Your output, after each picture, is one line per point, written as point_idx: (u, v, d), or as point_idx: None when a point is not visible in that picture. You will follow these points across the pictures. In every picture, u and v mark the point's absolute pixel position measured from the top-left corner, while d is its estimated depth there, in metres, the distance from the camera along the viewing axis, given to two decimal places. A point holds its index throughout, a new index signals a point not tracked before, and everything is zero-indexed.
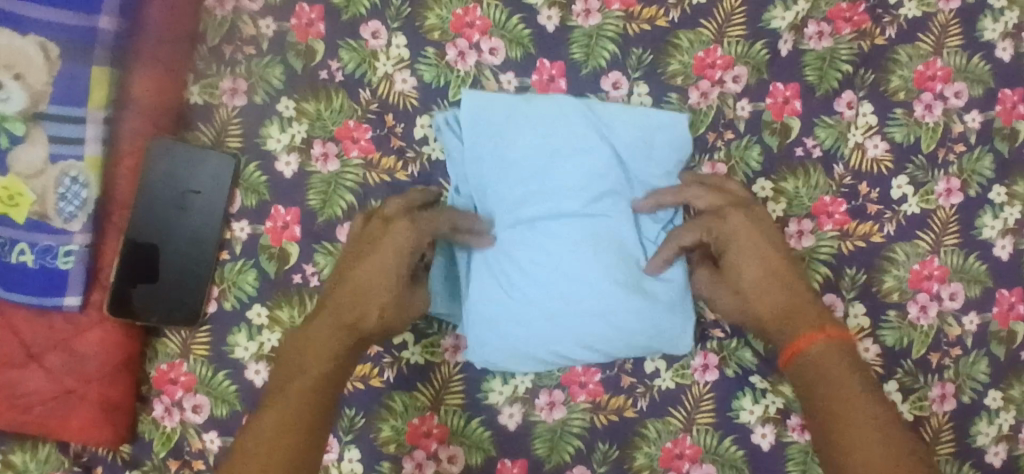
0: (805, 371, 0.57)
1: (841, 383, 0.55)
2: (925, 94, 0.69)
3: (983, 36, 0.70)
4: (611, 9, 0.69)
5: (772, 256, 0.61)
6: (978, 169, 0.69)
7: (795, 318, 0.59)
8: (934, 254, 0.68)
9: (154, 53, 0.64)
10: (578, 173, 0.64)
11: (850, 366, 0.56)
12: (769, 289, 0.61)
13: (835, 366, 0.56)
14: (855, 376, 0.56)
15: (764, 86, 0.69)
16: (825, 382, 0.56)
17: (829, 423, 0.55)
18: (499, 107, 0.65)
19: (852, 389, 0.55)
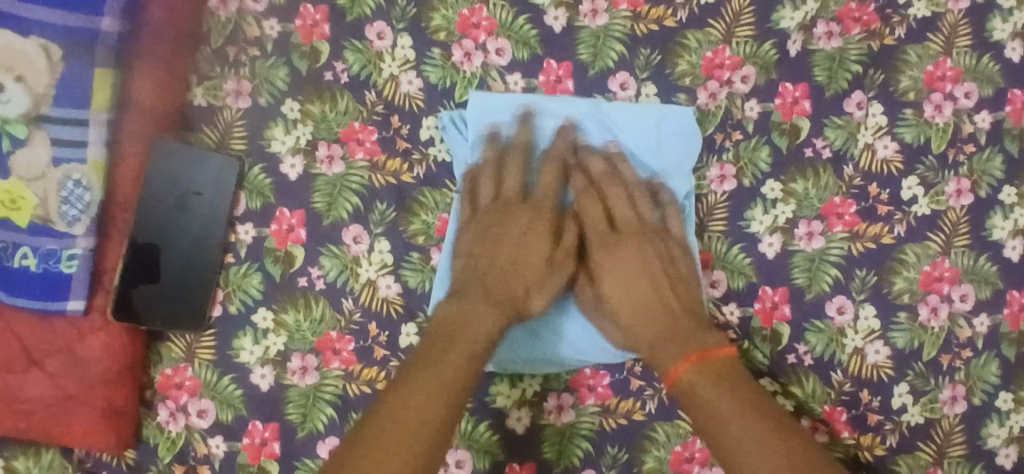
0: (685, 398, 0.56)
1: (720, 405, 0.53)
2: (935, 95, 0.69)
3: (992, 36, 0.69)
4: (618, 9, 0.68)
5: (629, 276, 0.61)
6: (988, 169, 0.69)
7: (673, 338, 0.58)
8: (945, 255, 0.67)
9: (156, 54, 0.63)
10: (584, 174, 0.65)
11: (718, 381, 0.55)
12: (637, 310, 0.61)
13: (707, 386, 0.55)
14: (735, 400, 0.53)
15: (773, 86, 0.68)
16: (706, 408, 0.54)
17: (724, 454, 0.53)
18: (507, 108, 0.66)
19: (737, 414, 0.53)
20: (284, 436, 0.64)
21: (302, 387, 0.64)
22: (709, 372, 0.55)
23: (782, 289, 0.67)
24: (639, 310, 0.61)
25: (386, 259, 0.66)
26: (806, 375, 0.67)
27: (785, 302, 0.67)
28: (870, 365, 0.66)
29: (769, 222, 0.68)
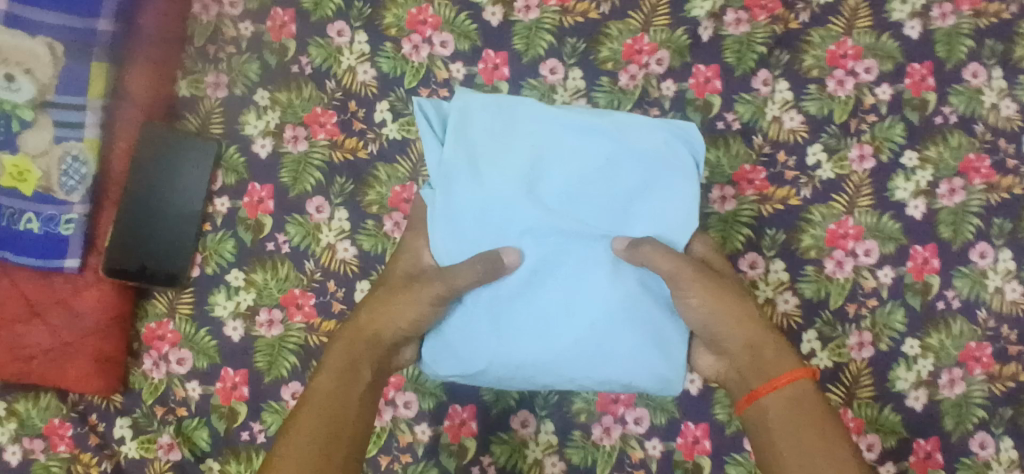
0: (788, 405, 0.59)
1: (796, 421, 0.58)
2: (838, 71, 0.76)
3: (891, 16, 0.76)
4: (548, 4, 0.77)
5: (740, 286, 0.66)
6: (889, 136, 0.75)
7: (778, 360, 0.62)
8: (849, 215, 0.74)
9: (147, 52, 0.74)
10: (575, 181, 0.63)
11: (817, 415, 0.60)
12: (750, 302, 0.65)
13: (787, 408, 0.59)
14: (802, 412, 0.59)
15: (687, 68, 0.76)
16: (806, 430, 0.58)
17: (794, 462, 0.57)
18: (503, 104, 0.64)
19: (816, 436, 0.57)
20: (253, 381, 0.72)
21: (269, 338, 0.73)
22: (791, 394, 0.60)
23: None
24: (738, 320, 0.62)
25: (345, 226, 0.74)
26: None
27: None
28: (780, 313, 0.74)
29: None
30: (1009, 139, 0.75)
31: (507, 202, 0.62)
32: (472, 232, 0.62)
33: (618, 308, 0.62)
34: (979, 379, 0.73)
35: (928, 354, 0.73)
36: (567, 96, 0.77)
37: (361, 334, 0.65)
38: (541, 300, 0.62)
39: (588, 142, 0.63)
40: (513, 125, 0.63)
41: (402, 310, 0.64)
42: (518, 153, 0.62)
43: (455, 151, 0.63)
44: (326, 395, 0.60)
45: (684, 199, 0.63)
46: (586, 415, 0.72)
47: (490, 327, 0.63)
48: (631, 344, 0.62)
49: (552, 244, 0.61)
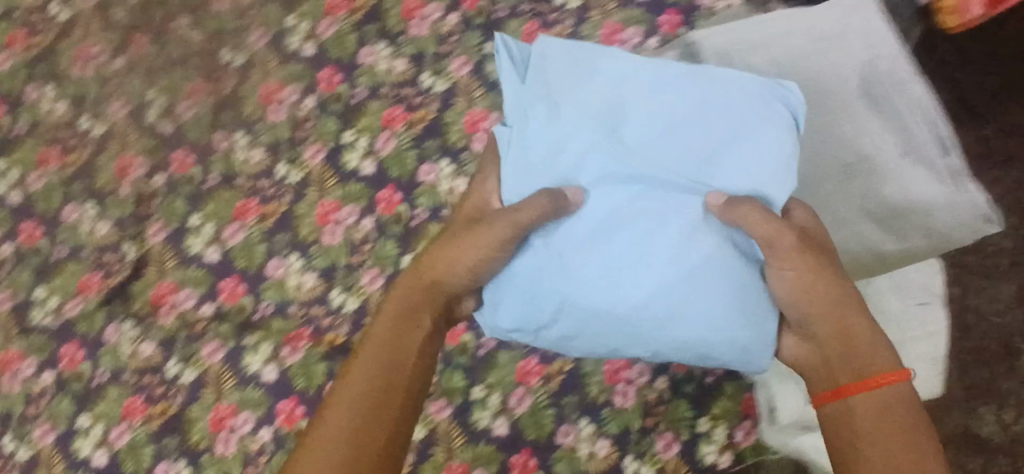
0: (861, 406, 0.60)
1: (881, 430, 0.58)
2: (273, 104, 0.96)
3: (290, 47, 0.98)
4: (50, 167, 0.99)
5: (834, 270, 0.66)
6: (327, 130, 0.96)
7: (852, 343, 0.63)
8: (325, 195, 0.94)
9: None
10: (652, 134, 0.66)
11: (887, 409, 0.59)
12: (827, 292, 0.64)
13: (866, 415, 0.60)
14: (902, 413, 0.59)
15: (166, 158, 0.96)
16: (889, 432, 0.58)
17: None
18: (599, 59, 0.68)
19: (895, 448, 0.57)
20: None
21: None
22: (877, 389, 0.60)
23: (230, 277, 0.92)
24: (825, 303, 0.64)
25: None
26: (271, 320, 0.91)
27: (239, 283, 0.92)
28: (307, 289, 0.91)
29: (203, 241, 0.93)
30: (407, 85, 0.97)
31: (577, 157, 0.67)
32: (534, 170, 0.68)
33: (675, 280, 0.64)
34: None
35: None
36: (90, 224, 0.96)
37: (423, 280, 0.71)
38: (623, 272, 0.64)
39: (659, 100, 0.67)
40: (594, 80, 0.68)
41: (460, 259, 0.69)
42: (601, 94, 0.67)
43: (535, 87, 0.69)
44: (378, 346, 0.67)
45: (772, 159, 0.65)
46: (204, 441, 0.90)
47: (561, 295, 0.65)
48: (717, 294, 0.64)
49: (619, 204, 0.65)
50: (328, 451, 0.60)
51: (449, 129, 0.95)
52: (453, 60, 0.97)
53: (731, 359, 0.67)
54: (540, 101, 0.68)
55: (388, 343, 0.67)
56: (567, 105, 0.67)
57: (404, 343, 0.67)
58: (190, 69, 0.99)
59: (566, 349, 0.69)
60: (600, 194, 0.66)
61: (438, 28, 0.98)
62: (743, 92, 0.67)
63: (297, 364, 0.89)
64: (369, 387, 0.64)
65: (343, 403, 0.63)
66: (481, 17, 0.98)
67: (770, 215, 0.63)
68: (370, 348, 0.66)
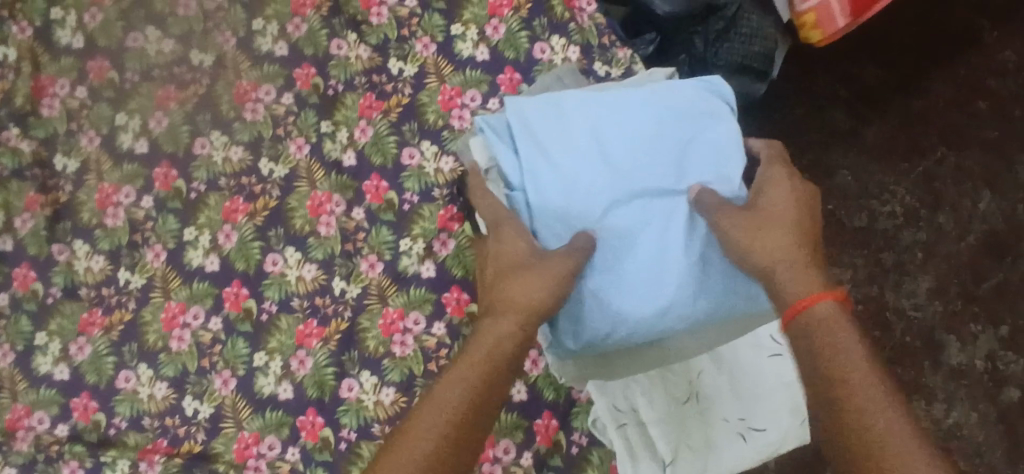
0: (813, 332, 0.68)
1: (841, 354, 0.66)
2: (110, 208, 0.95)
3: (123, 146, 0.97)
4: None
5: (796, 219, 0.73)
6: (167, 228, 0.94)
7: (802, 279, 0.70)
8: (170, 299, 0.92)
9: None
10: (641, 153, 0.78)
11: (834, 329, 0.67)
12: (798, 256, 0.71)
13: (822, 343, 0.67)
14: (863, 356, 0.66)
15: (8, 277, 0.95)
16: (842, 360, 0.66)
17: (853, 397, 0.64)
18: (568, 102, 0.79)
19: (857, 368, 0.65)
20: None
21: None
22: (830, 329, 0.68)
23: (81, 394, 0.91)
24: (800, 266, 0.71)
25: None
26: (126, 434, 0.89)
27: (90, 399, 0.90)
28: (160, 399, 0.90)
29: (51, 359, 0.92)
30: (245, 174, 0.95)
31: (583, 189, 0.77)
32: (560, 212, 0.78)
33: (694, 270, 0.77)
34: (319, 347, 0.90)
35: (275, 355, 0.90)
36: None
37: (516, 308, 0.73)
38: (655, 277, 0.76)
39: (635, 126, 0.78)
40: (572, 130, 0.79)
41: (535, 287, 0.73)
42: (582, 142, 0.78)
43: (530, 147, 0.79)
44: (471, 381, 0.70)
45: (729, 136, 0.79)
46: None
47: (613, 302, 0.77)
48: (711, 284, 0.78)
49: (633, 214, 0.77)
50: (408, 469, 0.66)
51: (292, 215, 0.93)
52: (291, 143, 0.96)
53: (738, 307, 0.79)
54: (539, 158, 0.79)
55: (465, 376, 0.70)
56: (558, 159, 0.78)
57: (489, 373, 0.70)
58: (26, 180, 0.97)
59: (628, 351, 0.82)
60: (622, 209, 0.77)
61: (273, 109, 0.97)
62: (695, 96, 0.79)
63: None
64: (465, 409, 0.69)
65: (432, 424, 0.68)
66: (316, 93, 0.97)
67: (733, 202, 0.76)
68: (464, 377, 0.70)
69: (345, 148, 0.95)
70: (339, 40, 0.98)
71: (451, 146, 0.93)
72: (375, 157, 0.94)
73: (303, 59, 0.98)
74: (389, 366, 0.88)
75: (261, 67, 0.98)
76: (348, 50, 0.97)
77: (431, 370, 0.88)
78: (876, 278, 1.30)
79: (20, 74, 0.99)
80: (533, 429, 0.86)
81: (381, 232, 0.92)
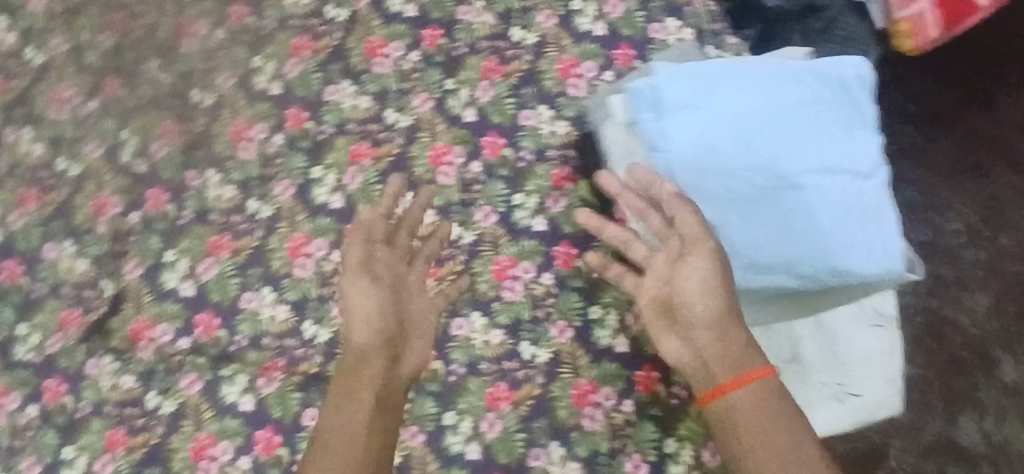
0: (732, 408, 0.76)
1: (759, 429, 0.73)
2: (243, 142, 1.02)
3: (259, 87, 1.04)
4: (32, 208, 1.01)
5: (728, 259, 0.79)
6: (295, 166, 1.01)
7: (726, 345, 0.78)
8: (296, 230, 0.98)
9: None
10: (793, 104, 0.85)
11: (766, 402, 0.74)
12: (716, 298, 0.78)
13: (753, 407, 0.74)
14: (784, 423, 0.73)
15: (141, 197, 1.01)
16: (756, 436, 0.73)
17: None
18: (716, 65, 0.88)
19: (775, 435, 0.72)
20: None
21: None
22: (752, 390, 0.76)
23: (205, 310, 0.96)
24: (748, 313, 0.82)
25: None
26: (246, 351, 0.95)
27: (213, 317, 0.96)
28: (281, 321, 0.96)
29: (178, 276, 0.98)
30: (372, 121, 1.02)
31: (734, 134, 0.85)
32: (712, 158, 0.85)
33: (836, 212, 0.82)
34: (433, 286, 0.96)
35: None
36: (68, 261, 0.99)
37: (393, 323, 0.86)
38: (792, 224, 0.83)
39: (785, 84, 0.86)
40: (726, 82, 0.86)
41: (365, 314, 0.86)
42: (734, 92, 0.86)
43: (678, 97, 0.86)
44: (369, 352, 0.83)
45: (864, 99, 0.87)
46: (187, 469, 0.92)
47: (750, 248, 0.83)
48: (852, 230, 0.83)
49: (779, 160, 0.84)
50: (355, 407, 0.80)
51: (414, 164, 1.01)
52: (416, 97, 1.03)
53: (870, 269, 0.82)
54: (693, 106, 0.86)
55: (359, 365, 0.83)
56: (712, 106, 0.86)
57: (377, 357, 0.83)
58: (163, 110, 1.04)
59: (759, 296, 0.85)
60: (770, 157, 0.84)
61: (400, 65, 1.04)
62: (834, 67, 0.87)
63: (273, 393, 0.93)
64: (384, 374, 0.83)
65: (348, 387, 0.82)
66: (441, 53, 1.04)
67: (857, 169, 0.84)
68: (371, 353, 0.84)
69: (467, 105, 1.02)
70: (466, 7, 1.06)
71: (566, 111, 1.01)
72: (494, 116, 1.02)
73: (431, 22, 1.05)
74: (498, 309, 0.95)
75: (391, 26, 1.06)
76: (475, 16, 1.05)
77: (539, 316, 0.94)
78: (936, 292, 1.37)
79: (165, 12, 1.07)
80: (633, 379, 0.92)
81: (495, 186, 0.99)
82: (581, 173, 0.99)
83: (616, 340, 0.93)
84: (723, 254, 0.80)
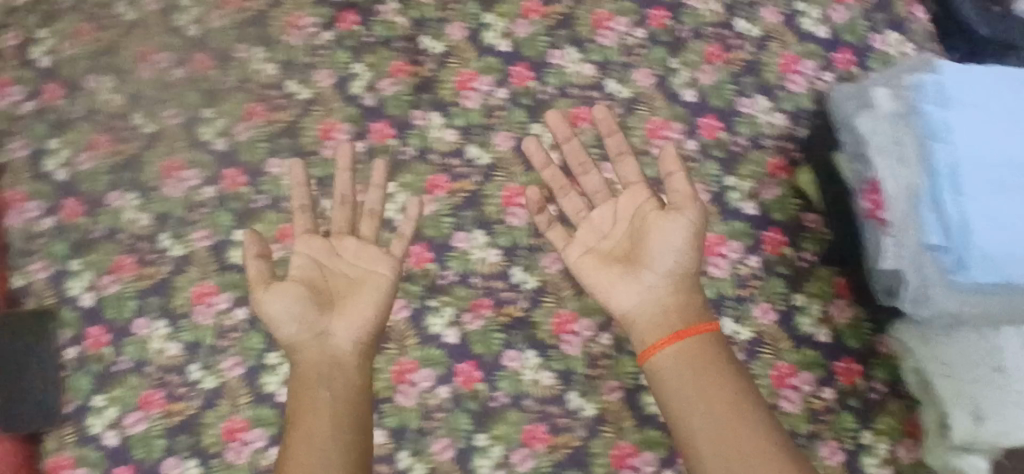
0: (661, 367, 0.82)
1: (683, 392, 0.79)
2: (467, 92, 1.04)
3: (488, 42, 1.06)
4: (257, 124, 1.03)
5: (645, 257, 0.85)
6: (517, 121, 1.03)
7: (653, 332, 0.84)
8: (512, 181, 1.02)
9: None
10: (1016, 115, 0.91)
11: (688, 367, 0.81)
12: (678, 300, 0.85)
13: (673, 370, 0.81)
14: (709, 415, 0.77)
15: (365, 128, 1.03)
16: (676, 399, 0.79)
17: (676, 418, 0.79)
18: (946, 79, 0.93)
19: (700, 402, 0.78)
20: (138, 468, 0.95)
21: (137, 434, 0.96)
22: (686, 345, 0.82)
23: (419, 242, 1.00)
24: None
25: (165, 332, 0.99)
26: (454, 286, 0.99)
27: (426, 250, 1.00)
28: (491, 263, 1.00)
29: (395, 207, 1.01)
30: (594, 89, 1.04)
31: (970, 139, 0.90)
32: (955, 159, 0.90)
33: None
34: None
35: None
36: None
37: (325, 358, 0.87)
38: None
39: (1009, 96, 0.92)
40: (958, 92, 0.92)
41: (349, 309, 0.89)
42: (968, 100, 0.92)
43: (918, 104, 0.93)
44: (318, 366, 0.86)
45: None
46: (388, 390, 0.96)
47: (986, 242, 0.88)
48: None
49: (1012, 166, 0.90)
50: (313, 394, 0.84)
51: (630, 133, 1.02)
52: (637, 71, 1.05)
53: None
54: (940, 106, 0.92)
55: (315, 379, 0.85)
56: (948, 112, 0.91)
57: (311, 376, 0.86)
58: (393, 50, 1.06)
59: (974, 291, 0.91)
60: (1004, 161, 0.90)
61: (624, 40, 1.06)
62: None
63: (478, 331, 0.98)
64: (322, 381, 0.85)
65: (316, 376, 0.86)
66: (668, 34, 1.06)
67: None
68: (315, 374, 0.86)
69: (688, 85, 1.05)
70: None
71: (785, 104, 1.05)
72: (714, 100, 1.04)
73: (658, 2, 1.08)
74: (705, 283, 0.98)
75: (618, 1, 1.07)
76: (701, 4, 1.08)
77: (743, 295, 0.98)
78: None
79: None
80: (835, 369, 0.98)
81: (709, 167, 1.02)
82: (797, 163, 1.03)
83: (819, 330, 0.99)
84: (620, 260, 0.88)
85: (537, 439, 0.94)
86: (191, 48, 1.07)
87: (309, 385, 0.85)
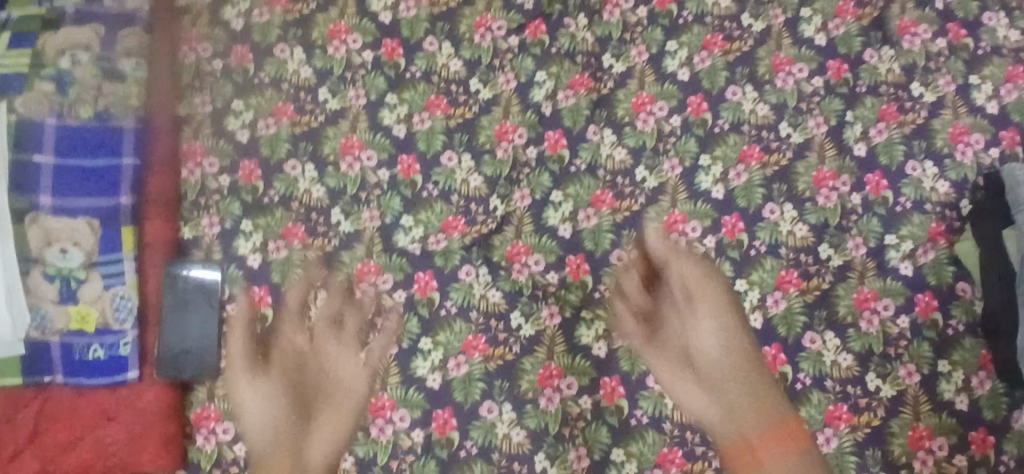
0: (731, 418, 0.86)
1: (759, 431, 0.84)
2: (642, 114, 1.06)
3: (668, 69, 1.08)
4: (437, 116, 1.06)
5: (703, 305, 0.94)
6: (687, 149, 1.05)
7: (710, 376, 0.89)
8: (675, 207, 1.04)
9: (156, 198, 1.00)
10: None
11: (758, 409, 0.87)
12: (720, 360, 0.91)
13: (744, 410, 0.86)
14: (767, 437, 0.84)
15: (541, 135, 1.05)
16: (757, 450, 0.83)
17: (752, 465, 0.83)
18: None
19: (782, 453, 0.83)
20: None
21: None
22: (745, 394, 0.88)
23: (578, 254, 1.02)
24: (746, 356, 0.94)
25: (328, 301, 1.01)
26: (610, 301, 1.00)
27: (584, 262, 1.02)
28: None
29: (560, 216, 1.03)
30: (767, 129, 1.06)
31: None
32: None
33: None
34: (795, 295, 1.02)
35: (754, 287, 1.02)
36: (464, 174, 1.04)
37: (300, 411, 0.90)
38: None
39: None
40: None
41: (321, 376, 0.93)
42: None
43: None
44: (283, 431, 0.89)
45: None
46: (532, 392, 0.98)
47: None
48: None
49: None
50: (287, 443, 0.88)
51: (797, 179, 1.04)
52: (811, 119, 1.06)
53: None
54: None
55: (283, 436, 0.88)
56: None
57: (283, 437, 0.88)
58: (576, 64, 1.08)
59: None
60: None
61: (802, 86, 1.07)
62: None
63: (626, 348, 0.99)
64: (285, 439, 0.88)
65: (286, 435, 0.88)
66: (846, 86, 1.08)
67: None
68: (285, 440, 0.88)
69: (860, 139, 1.06)
70: (872, 51, 1.08)
71: (950, 173, 1.04)
72: (883, 157, 1.05)
73: (837, 55, 1.08)
74: (853, 335, 1.00)
75: (800, 47, 1.08)
76: (879, 61, 1.08)
77: (889, 353, 1.00)
78: None
79: None
80: (967, 437, 0.97)
81: (870, 222, 1.03)
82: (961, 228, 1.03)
83: (957, 397, 0.98)
84: (648, 312, 0.96)
85: (673, 463, 0.96)
86: (382, 33, 1.08)
87: (277, 448, 0.88)
